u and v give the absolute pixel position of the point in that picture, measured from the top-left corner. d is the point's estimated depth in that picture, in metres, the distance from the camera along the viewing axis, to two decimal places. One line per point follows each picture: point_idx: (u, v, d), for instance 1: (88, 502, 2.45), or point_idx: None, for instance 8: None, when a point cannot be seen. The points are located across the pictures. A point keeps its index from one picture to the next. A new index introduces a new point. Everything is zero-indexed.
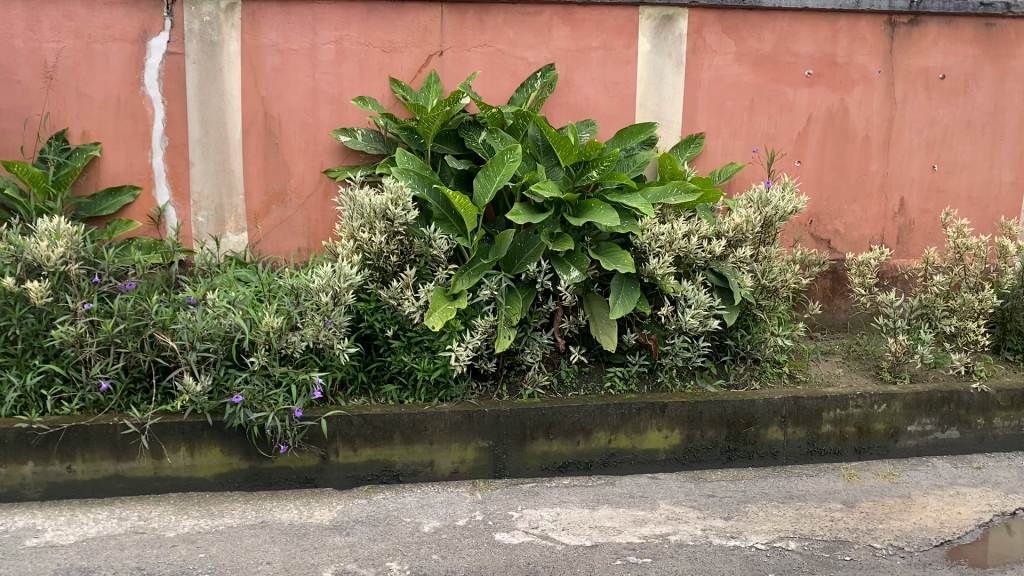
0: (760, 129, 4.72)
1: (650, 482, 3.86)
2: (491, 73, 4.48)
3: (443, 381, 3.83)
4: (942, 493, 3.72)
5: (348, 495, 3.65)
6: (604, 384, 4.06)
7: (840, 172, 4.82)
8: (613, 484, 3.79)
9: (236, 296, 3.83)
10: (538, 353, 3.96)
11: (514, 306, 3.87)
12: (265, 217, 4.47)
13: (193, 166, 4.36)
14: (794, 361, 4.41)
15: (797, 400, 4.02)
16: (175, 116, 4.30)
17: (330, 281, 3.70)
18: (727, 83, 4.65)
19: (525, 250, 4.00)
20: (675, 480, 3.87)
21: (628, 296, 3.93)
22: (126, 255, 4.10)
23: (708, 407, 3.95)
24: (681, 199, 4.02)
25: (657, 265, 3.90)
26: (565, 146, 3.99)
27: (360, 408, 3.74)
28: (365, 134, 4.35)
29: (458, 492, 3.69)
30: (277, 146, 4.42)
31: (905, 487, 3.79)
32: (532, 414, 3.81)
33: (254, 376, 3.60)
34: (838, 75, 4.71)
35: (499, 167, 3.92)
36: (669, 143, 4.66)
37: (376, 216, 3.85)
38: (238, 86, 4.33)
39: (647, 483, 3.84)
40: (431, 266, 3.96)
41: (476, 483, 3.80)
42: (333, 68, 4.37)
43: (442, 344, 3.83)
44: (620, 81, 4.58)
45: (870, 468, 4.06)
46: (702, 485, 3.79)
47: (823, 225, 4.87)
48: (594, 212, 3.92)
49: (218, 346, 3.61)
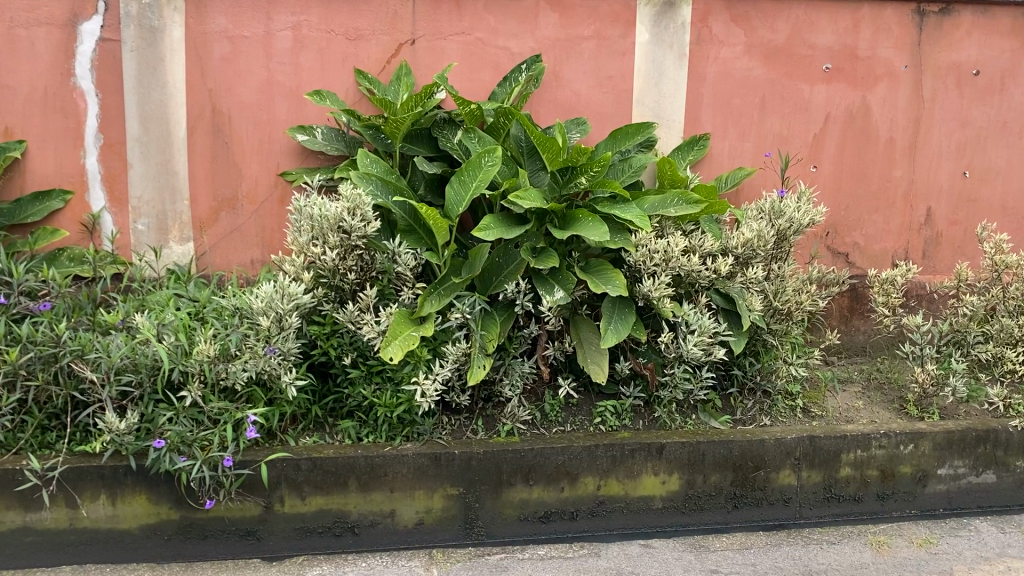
0: (772, 130, 4.22)
1: (642, 552, 3.33)
2: (470, 64, 3.98)
3: (408, 418, 3.36)
4: (990, 569, 3.21)
5: (280, 569, 3.16)
6: (593, 419, 3.58)
7: (860, 179, 4.32)
8: (598, 557, 3.28)
9: (171, 320, 3.32)
10: (518, 383, 3.48)
11: (491, 332, 3.39)
12: (212, 226, 3.98)
13: (131, 167, 3.86)
14: (809, 393, 3.94)
15: (813, 440, 3.53)
16: (111, 112, 3.80)
17: (270, 304, 3.22)
18: (735, 78, 4.14)
19: (505, 265, 3.49)
20: (672, 550, 3.35)
21: (621, 321, 3.42)
22: (37, 269, 3.63)
23: (711, 448, 3.46)
24: (682, 211, 3.49)
25: (653, 286, 3.38)
26: (552, 149, 3.48)
27: (310, 450, 3.26)
28: (325, 132, 3.85)
29: (412, 566, 3.19)
30: (227, 145, 3.92)
31: (945, 562, 3.27)
32: (510, 458, 3.32)
33: (181, 415, 3.09)
34: (860, 70, 4.20)
35: (475, 172, 3.42)
36: (669, 145, 4.16)
37: (330, 228, 3.33)
38: (182, 77, 3.83)
39: (639, 554, 3.31)
40: (396, 283, 3.47)
41: (433, 555, 3.29)
42: (290, 58, 3.87)
43: (406, 376, 3.32)
44: (615, 75, 4.08)
45: (902, 532, 3.54)
46: (705, 557, 3.29)
47: (842, 238, 4.36)
48: (582, 225, 3.41)
49: (143, 378, 3.12)
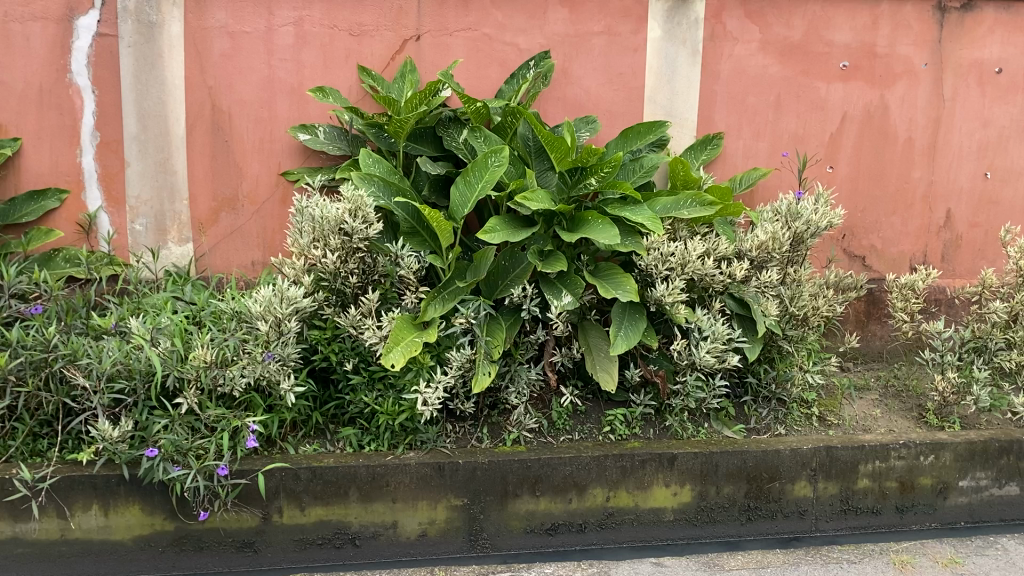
0: (788, 130, 4.10)
1: (653, 571, 3.17)
2: (476, 60, 3.86)
3: (410, 426, 3.25)
4: None
5: None
6: (603, 428, 3.46)
7: (877, 180, 4.19)
8: None
9: (167, 323, 3.23)
10: (525, 391, 3.37)
11: (496, 338, 3.28)
12: (212, 226, 3.88)
13: (128, 166, 3.76)
14: (825, 401, 3.83)
15: (830, 450, 3.41)
16: (108, 109, 3.71)
17: (268, 309, 3.12)
18: (750, 75, 4.02)
19: (511, 269, 3.41)
20: (684, 566, 3.23)
21: (631, 328, 3.29)
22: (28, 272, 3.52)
23: (725, 459, 3.34)
24: (696, 214, 3.39)
25: (665, 291, 3.27)
26: (561, 148, 3.36)
27: (309, 459, 3.15)
28: (327, 131, 3.75)
29: None
30: (227, 143, 3.82)
31: None
32: (516, 468, 3.20)
33: (177, 423, 3.00)
34: (878, 67, 4.07)
35: (482, 172, 3.30)
36: (682, 144, 4.04)
37: (331, 230, 3.22)
38: (181, 74, 3.72)
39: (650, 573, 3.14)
40: (399, 287, 3.36)
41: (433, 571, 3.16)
42: (291, 54, 3.77)
43: (408, 384, 3.21)
44: (626, 72, 3.96)
45: (927, 551, 3.37)
46: None
47: (859, 240, 4.23)
48: (591, 228, 3.29)
49: (136, 384, 3.03)
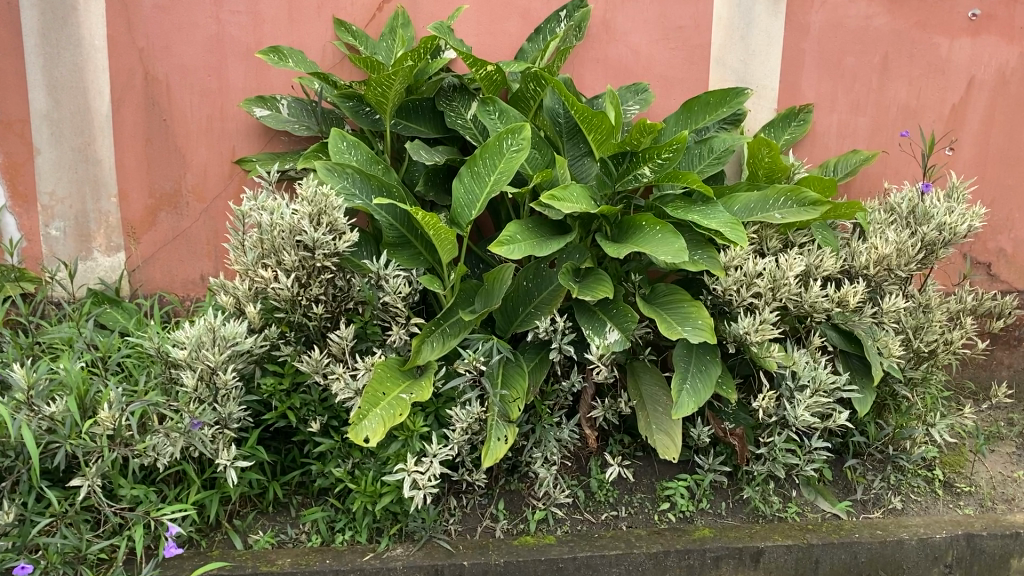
0: (898, 100, 3.14)
1: None
2: (488, 10, 2.93)
3: (397, 510, 2.36)
4: None
5: None
6: (659, 504, 2.58)
7: (1011, 165, 3.23)
8: None
9: (61, 371, 2.36)
10: (554, 458, 2.48)
11: (517, 392, 2.40)
12: (149, 230, 3.01)
13: (39, 154, 2.89)
14: (947, 459, 2.90)
15: (970, 539, 2.50)
16: (8, 79, 2.83)
17: (194, 356, 2.24)
18: (849, 28, 3.06)
19: (535, 292, 2.53)
20: None
21: (700, 379, 2.37)
22: None
23: (829, 553, 2.44)
24: (790, 216, 2.47)
25: (751, 326, 2.35)
26: (601, 128, 2.46)
27: (257, 558, 2.30)
28: (291, 105, 2.84)
29: None
30: (165, 124, 2.93)
31: None
32: (542, 570, 2.32)
33: (68, 518, 2.14)
34: (1018, 16, 3.09)
35: (494, 160, 2.38)
36: (759, 120, 3.12)
37: (285, 242, 2.31)
38: (102, 32, 2.84)
39: None
40: (381, 318, 2.46)
41: None
42: (246, 4, 2.86)
43: (393, 457, 2.32)
44: (686, 25, 3.01)
45: None
46: None
47: (984, 243, 3.27)
48: (647, 238, 2.35)
49: (11, 462, 2.15)
